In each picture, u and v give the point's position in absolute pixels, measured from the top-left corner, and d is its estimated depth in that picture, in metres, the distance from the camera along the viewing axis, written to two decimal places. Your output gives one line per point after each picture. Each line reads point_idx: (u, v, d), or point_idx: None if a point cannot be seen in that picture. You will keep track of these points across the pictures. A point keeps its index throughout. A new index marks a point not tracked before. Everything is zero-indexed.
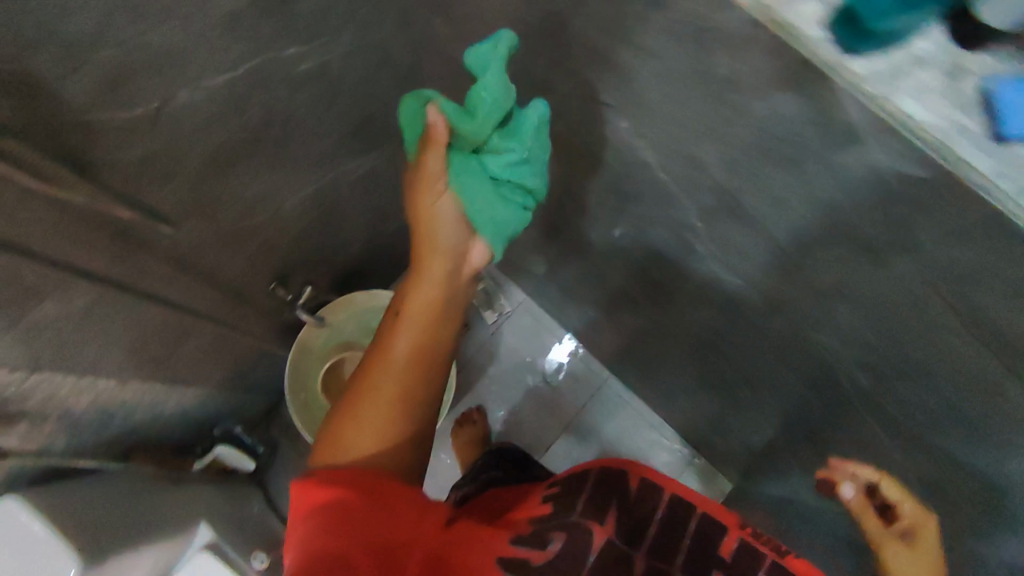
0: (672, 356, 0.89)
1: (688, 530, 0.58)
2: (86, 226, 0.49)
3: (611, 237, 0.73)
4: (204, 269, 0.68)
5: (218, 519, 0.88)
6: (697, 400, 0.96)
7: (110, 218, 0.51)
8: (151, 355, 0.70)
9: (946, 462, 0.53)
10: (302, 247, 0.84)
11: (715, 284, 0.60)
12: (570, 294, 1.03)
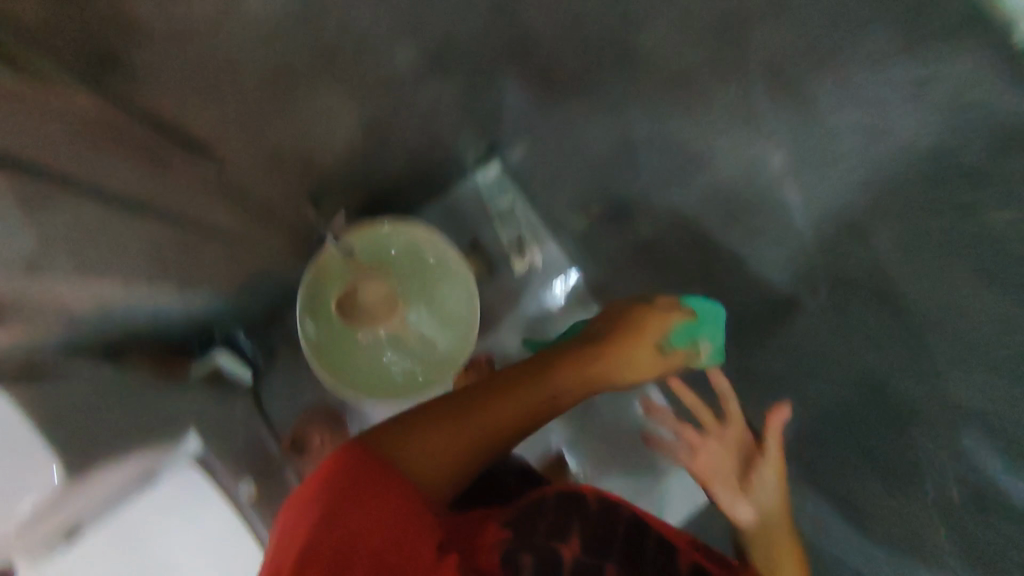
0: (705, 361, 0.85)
1: (648, 550, 0.56)
2: (119, 133, 0.45)
3: None
4: (236, 181, 0.61)
5: (208, 429, 0.85)
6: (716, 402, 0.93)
7: (147, 130, 0.47)
8: (161, 261, 0.64)
9: None
10: (343, 168, 0.77)
11: None
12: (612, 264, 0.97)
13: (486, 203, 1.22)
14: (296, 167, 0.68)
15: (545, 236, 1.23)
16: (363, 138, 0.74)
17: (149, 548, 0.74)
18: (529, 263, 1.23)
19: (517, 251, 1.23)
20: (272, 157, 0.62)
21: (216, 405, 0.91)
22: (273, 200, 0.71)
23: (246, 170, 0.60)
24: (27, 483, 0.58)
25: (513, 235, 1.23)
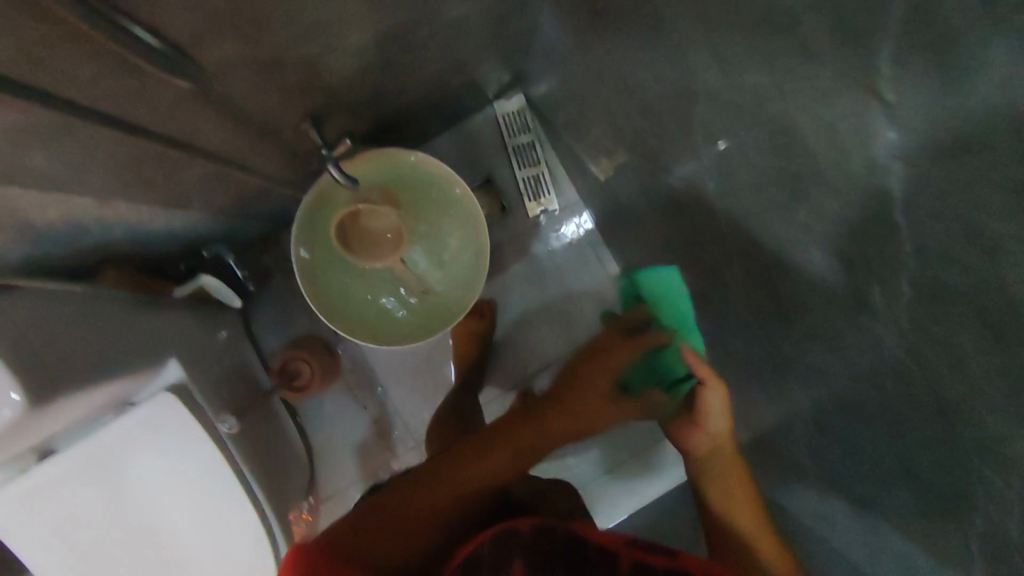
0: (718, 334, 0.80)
1: (590, 555, 0.57)
2: (70, 29, 0.36)
3: (725, 198, 0.60)
4: (226, 96, 0.53)
5: (191, 355, 0.81)
6: None
7: (108, 28, 0.37)
8: (140, 178, 0.58)
9: None
10: (352, 88, 0.69)
11: (842, 317, 0.49)
12: (640, 218, 0.92)
13: (505, 139, 1.14)
14: (297, 84, 0.60)
15: (564, 180, 1.16)
16: (379, 55, 0.65)
17: (124, 470, 0.74)
18: (544, 208, 1.15)
19: (533, 194, 1.15)
20: (267, 64, 0.53)
21: (202, 328, 0.87)
22: (271, 119, 0.63)
23: (236, 79, 0.52)
24: None
25: (529, 177, 1.14)
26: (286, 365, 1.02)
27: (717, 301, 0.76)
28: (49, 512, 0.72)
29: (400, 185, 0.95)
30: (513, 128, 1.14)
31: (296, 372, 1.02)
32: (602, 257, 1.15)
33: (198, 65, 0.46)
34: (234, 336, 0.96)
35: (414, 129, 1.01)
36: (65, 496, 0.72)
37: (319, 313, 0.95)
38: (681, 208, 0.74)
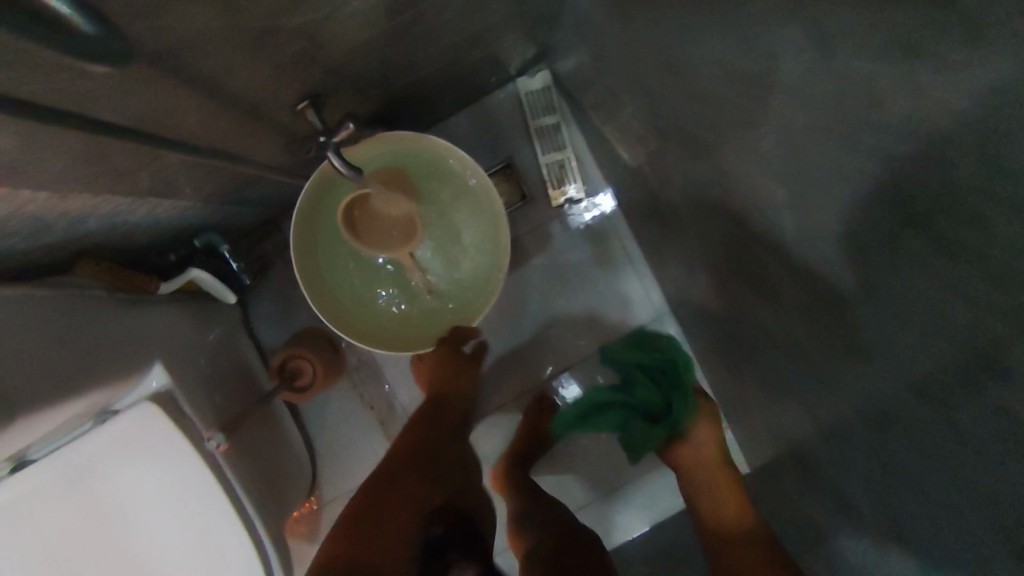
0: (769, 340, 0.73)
1: None
2: None
3: (790, 199, 0.52)
4: (205, 73, 0.45)
5: (179, 359, 0.74)
6: (767, 381, 0.82)
7: None
8: (107, 167, 0.49)
9: None
10: (357, 63, 0.60)
11: (941, 357, 0.40)
12: (683, 208, 0.83)
13: (527, 120, 1.05)
14: (293, 58, 0.51)
15: (591, 167, 1.08)
16: (390, 25, 0.56)
17: (103, 486, 0.68)
18: (569, 196, 1.07)
19: (557, 180, 1.07)
20: (254, 37, 0.44)
21: (194, 324, 0.80)
22: (261, 99, 0.55)
23: (217, 55, 0.43)
24: None
25: (554, 162, 1.06)
26: (285, 364, 0.96)
27: (764, 307, 0.68)
28: (23, 533, 0.66)
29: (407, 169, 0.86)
30: (536, 108, 1.05)
31: (296, 372, 0.96)
32: (630, 251, 1.09)
33: (165, 35, 0.37)
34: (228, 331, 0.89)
35: (429, 106, 0.92)
36: (40, 516, 0.66)
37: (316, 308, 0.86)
38: (728, 206, 0.65)
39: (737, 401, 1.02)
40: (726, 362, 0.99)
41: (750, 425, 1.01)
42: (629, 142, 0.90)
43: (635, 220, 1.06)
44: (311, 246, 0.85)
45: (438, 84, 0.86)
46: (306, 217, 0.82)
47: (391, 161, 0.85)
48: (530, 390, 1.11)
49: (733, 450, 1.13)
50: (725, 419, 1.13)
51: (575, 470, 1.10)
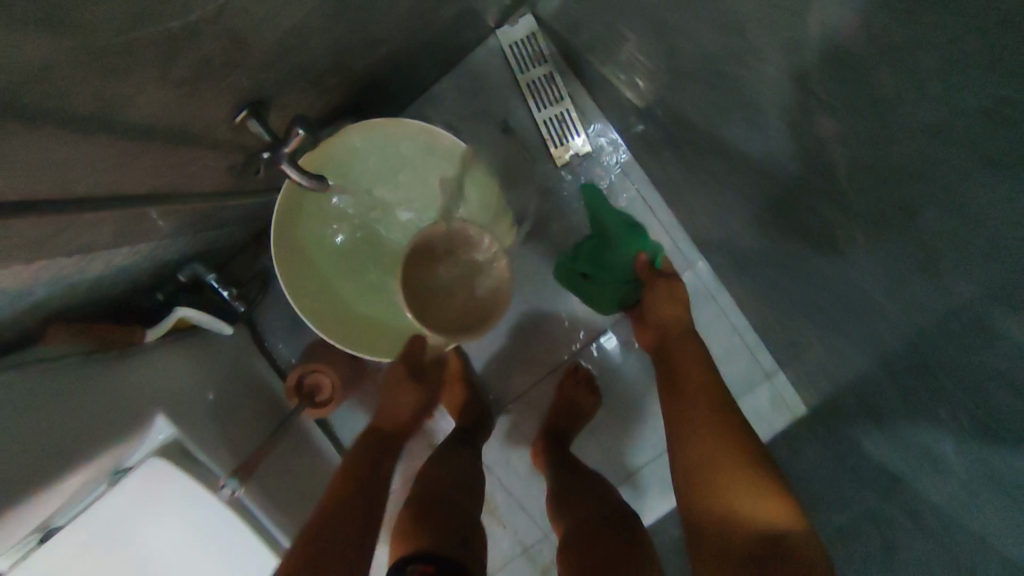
0: (829, 275, 0.65)
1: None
2: None
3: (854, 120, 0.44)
4: (80, 107, 0.35)
5: (187, 404, 0.69)
6: (824, 317, 0.75)
7: None
8: (21, 238, 0.41)
9: None
10: (297, 53, 0.50)
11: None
12: (711, 148, 0.75)
13: (517, 74, 0.95)
14: (220, 78, 0.45)
15: (593, 112, 0.98)
16: (332, 9, 0.49)
17: (128, 551, 0.65)
18: (574, 148, 0.98)
19: (557, 135, 0.97)
20: (162, 66, 0.38)
21: (197, 362, 0.75)
22: (182, 121, 0.45)
23: (130, 94, 0.37)
24: None
25: (552, 114, 0.97)
26: (302, 380, 0.89)
27: (829, 242, 0.61)
28: None
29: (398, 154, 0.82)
30: (525, 59, 0.95)
31: (314, 387, 0.89)
32: (647, 199, 1.00)
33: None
34: (236, 355, 0.85)
35: (405, 81, 0.84)
36: None
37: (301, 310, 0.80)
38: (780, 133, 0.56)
39: (783, 342, 0.94)
40: (773, 304, 0.89)
41: (804, 365, 0.92)
42: (634, 81, 0.82)
43: (650, 163, 0.96)
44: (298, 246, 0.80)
45: (411, 57, 0.78)
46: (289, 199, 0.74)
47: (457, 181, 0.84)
48: (562, 363, 1.04)
49: (785, 392, 1.01)
50: (770, 359, 1.02)
51: (620, 438, 1.04)
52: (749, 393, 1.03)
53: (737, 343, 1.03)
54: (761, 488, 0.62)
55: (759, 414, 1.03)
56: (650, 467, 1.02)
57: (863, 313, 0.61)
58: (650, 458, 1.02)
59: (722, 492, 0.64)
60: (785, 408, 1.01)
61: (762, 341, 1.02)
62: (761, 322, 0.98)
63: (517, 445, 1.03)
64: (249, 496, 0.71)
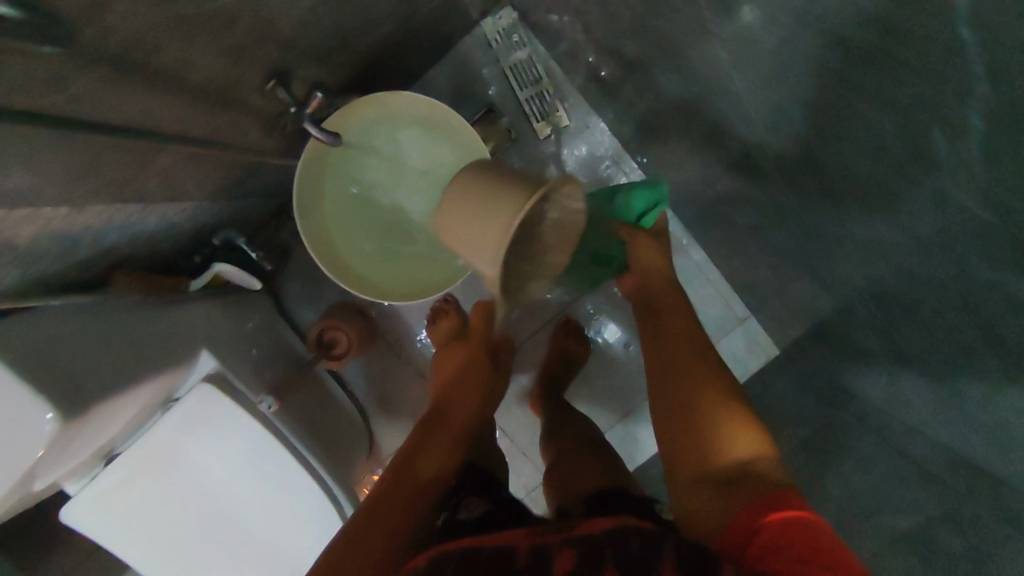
0: (786, 197, 0.76)
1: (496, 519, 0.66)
2: (35, 52, 0.35)
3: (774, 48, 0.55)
4: (165, 66, 0.46)
5: (224, 345, 0.81)
6: (783, 246, 0.85)
7: (68, 46, 0.36)
8: (109, 177, 0.53)
9: None
10: (313, 30, 0.61)
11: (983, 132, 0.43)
12: (677, 106, 0.86)
13: (500, 58, 1.05)
14: (262, 51, 0.56)
15: (569, 90, 1.08)
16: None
17: (175, 468, 0.78)
18: (554, 125, 1.08)
19: (539, 113, 1.07)
20: (226, 40, 0.50)
21: (233, 313, 0.87)
22: (229, 84, 0.56)
23: (204, 60, 0.49)
24: (20, 437, 0.54)
25: (531, 94, 1.06)
26: (321, 337, 1.00)
27: (783, 162, 0.71)
28: (122, 509, 0.78)
29: (410, 127, 0.86)
30: (505, 46, 1.04)
31: (333, 341, 1.00)
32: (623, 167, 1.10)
33: (111, 36, 0.39)
34: (265, 313, 0.96)
35: (404, 66, 0.96)
36: (132, 491, 0.77)
37: (319, 254, 0.83)
38: (745, 60, 0.67)
39: (751, 288, 1.05)
40: (740, 251, 1.00)
41: (771, 306, 1.02)
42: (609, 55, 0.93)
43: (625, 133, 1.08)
44: (316, 188, 0.83)
45: (410, 44, 0.89)
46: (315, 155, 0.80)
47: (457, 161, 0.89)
48: (553, 316, 1.15)
49: (756, 334, 1.12)
50: (742, 306, 1.12)
51: (611, 385, 1.15)
52: (724, 338, 1.13)
53: (712, 293, 1.13)
54: (740, 420, 0.67)
55: (736, 356, 1.12)
56: (640, 411, 1.13)
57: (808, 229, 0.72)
58: (639, 401, 1.14)
59: (700, 422, 0.68)
60: (759, 348, 1.12)
61: (734, 289, 1.12)
62: (732, 272, 1.08)
63: (518, 395, 1.15)
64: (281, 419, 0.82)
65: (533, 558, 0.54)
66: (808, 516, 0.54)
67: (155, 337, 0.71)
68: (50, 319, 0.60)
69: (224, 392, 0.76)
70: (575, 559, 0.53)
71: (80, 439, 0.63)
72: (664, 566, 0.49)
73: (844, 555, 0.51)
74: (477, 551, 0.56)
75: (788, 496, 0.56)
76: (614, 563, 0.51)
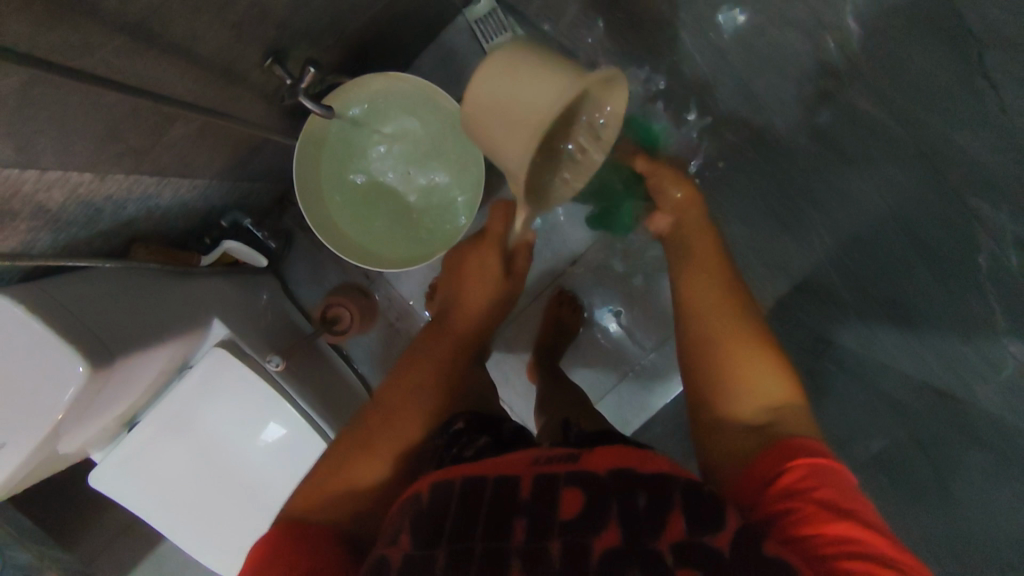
0: (751, 153, 0.81)
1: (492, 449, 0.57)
2: (68, 12, 0.41)
3: None
4: (177, 37, 0.53)
5: (233, 313, 0.87)
6: None
7: (94, 9, 0.42)
8: (127, 145, 0.59)
9: (988, 330, 0.49)
10: (305, 12, 0.68)
11: None
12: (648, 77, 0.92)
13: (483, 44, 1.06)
14: (260, 30, 0.63)
15: None
16: None
17: (194, 430, 0.83)
18: None
19: None
20: (227, 16, 0.56)
21: (240, 289, 0.93)
22: (231, 60, 0.62)
23: (208, 33, 0.56)
24: (56, 386, 0.60)
25: None
26: (326, 312, 1.05)
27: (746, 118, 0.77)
28: (147, 472, 0.83)
29: (397, 104, 0.92)
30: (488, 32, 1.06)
31: (337, 317, 1.05)
32: None
33: (129, 7, 0.45)
34: (272, 293, 1.02)
35: (393, 55, 1.02)
36: (153, 454, 0.83)
37: (317, 225, 0.91)
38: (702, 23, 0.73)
39: None
40: None
41: None
42: None
43: None
44: (313, 165, 0.90)
45: (398, 32, 0.96)
46: (319, 122, 0.87)
47: (443, 132, 0.94)
48: (547, 287, 1.19)
49: None
50: None
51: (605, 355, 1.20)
52: None
53: None
54: (755, 353, 0.55)
55: None
56: (633, 378, 1.18)
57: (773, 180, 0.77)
58: (632, 368, 1.18)
59: (705, 362, 0.57)
60: None
61: None
62: None
63: (516, 365, 1.20)
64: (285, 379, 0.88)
65: (539, 493, 0.44)
66: (828, 468, 0.45)
67: (170, 303, 0.77)
68: (72, 283, 0.66)
69: (234, 355, 0.82)
70: (583, 500, 0.43)
71: (105, 396, 0.69)
72: (668, 531, 0.41)
73: (859, 506, 0.43)
74: (480, 483, 0.47)
75: (806, 444, 0.47)
76: (618, 512, 0.42)
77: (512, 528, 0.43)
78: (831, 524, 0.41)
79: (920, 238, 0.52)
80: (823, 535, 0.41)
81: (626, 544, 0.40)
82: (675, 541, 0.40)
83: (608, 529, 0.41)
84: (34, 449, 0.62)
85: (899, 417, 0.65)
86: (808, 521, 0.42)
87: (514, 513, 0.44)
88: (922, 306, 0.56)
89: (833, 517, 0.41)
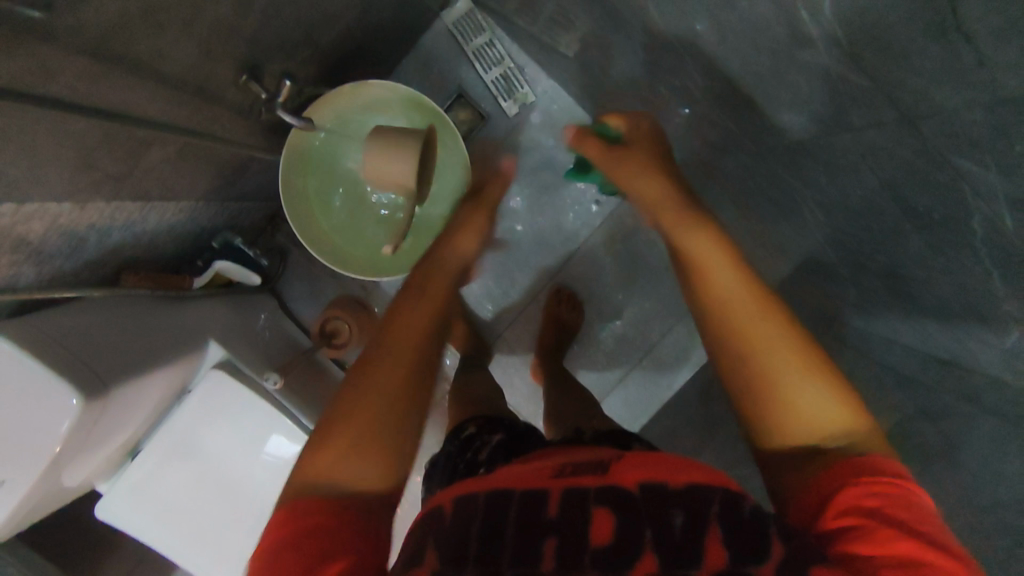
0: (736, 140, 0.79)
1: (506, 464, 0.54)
2: (31, 38, 0.41)
3: None
4: (142, 58, 0.52)
5: (228, 332, 0.87)
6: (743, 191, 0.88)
7: (55, 33, 0.42)
8: (105, 171, 0.59)
9: (987, 297, 0.48)
10: (277, 28, 0.67)
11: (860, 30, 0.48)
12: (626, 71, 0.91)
13: (462, 45, 1.08)
14: (230, 47, 0.62)
15: (528, 64, 1.11)
16: None
17: (198, 453, 0.82)
18: (521, 102, 1.10)
19: (507, 92, 1.09)
20: (197, 33, 0.56)
21: (235, 311, 0.92)
22: (204, 79, 0.62)
23: (176, 53, 0.55)
24: (49, 419, 0.59)
25: (496, 76, 1.09)
26: (324, 327, 1.04)
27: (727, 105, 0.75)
28: (153, 499, 0.82)
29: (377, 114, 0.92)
30: (466, 32, 1.07)
31: (336, 330, 1.04)
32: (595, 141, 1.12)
33: (91, 30, 0.45)
34: (266, 313, 1.01)
35: (372, 66, 1.02)
36: (158, 479, 0.82)
37: (313, 243, 0.92)
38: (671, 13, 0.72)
39: None
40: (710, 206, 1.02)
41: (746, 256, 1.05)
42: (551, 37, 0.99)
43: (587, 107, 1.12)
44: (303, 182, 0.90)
45: (374, 43, 0.95)
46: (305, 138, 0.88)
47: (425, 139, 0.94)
48: (545, 287, 1.18)
49: None
50: None
51: (609, 350, 1.18)
52: None
53: None
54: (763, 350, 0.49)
55: None
56: (639, 371, 1.17)
57: (764, 161, 0.75)
58: (638, 362, 1.17)
59: (753, 371, 0.50)
60: None
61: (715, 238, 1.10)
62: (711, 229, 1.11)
63: (521, 365, 1.19)
64: (286, 397, 0.86)
65: (566, 510, 0.42)
66: (895, 485, 0.41)
67: (162, 327, 0.76)
68: (57, 312, 0.65)
69: (230, 376, 0.81)
70: (614, 525, 0.40)
71: (105, 424, 0.68)
72: (709, 559, 0.38)
73: (930, 526, 0.39)
74: (505, 497, 0.43)
75: (869, 460, 0.43)
76: (652, 537, 0.40)
77: (541, 553, 0.40)
78: (893, 543, 0.38)
79: (913, 207, 0.51)
80: (886, 555, 0.38)
81: (663, 572, 0.38)
82: (716, 569, 0.38)
83: (644, 558, 0.39)
84: (32, 483, 0.61)
85: (909, 392, 0.63)
86: (867, 538, 0.39)
87: (541, 533, 0.41)
88: (919, 278, 0.55)
89: (896, 535, 0.38)
